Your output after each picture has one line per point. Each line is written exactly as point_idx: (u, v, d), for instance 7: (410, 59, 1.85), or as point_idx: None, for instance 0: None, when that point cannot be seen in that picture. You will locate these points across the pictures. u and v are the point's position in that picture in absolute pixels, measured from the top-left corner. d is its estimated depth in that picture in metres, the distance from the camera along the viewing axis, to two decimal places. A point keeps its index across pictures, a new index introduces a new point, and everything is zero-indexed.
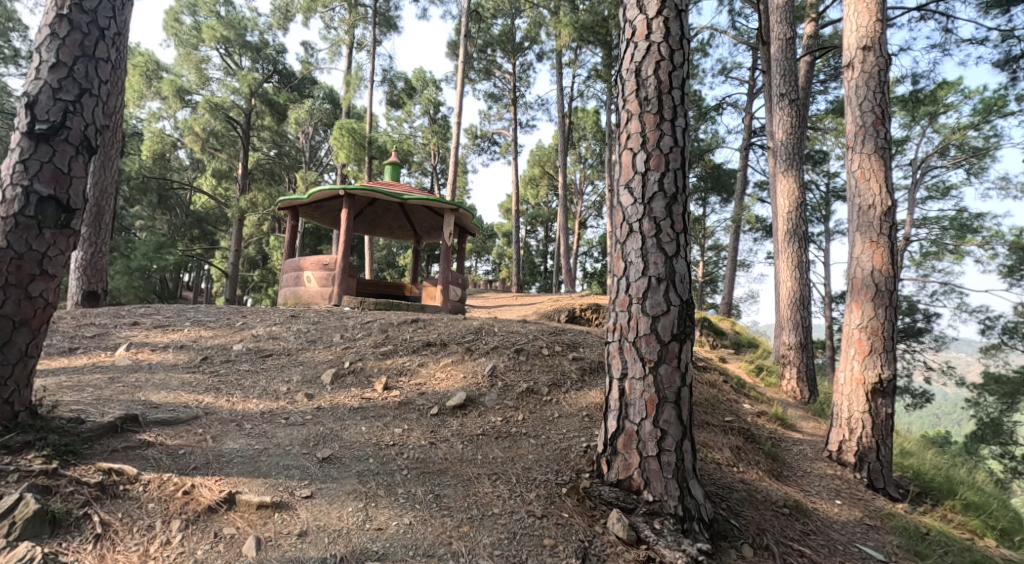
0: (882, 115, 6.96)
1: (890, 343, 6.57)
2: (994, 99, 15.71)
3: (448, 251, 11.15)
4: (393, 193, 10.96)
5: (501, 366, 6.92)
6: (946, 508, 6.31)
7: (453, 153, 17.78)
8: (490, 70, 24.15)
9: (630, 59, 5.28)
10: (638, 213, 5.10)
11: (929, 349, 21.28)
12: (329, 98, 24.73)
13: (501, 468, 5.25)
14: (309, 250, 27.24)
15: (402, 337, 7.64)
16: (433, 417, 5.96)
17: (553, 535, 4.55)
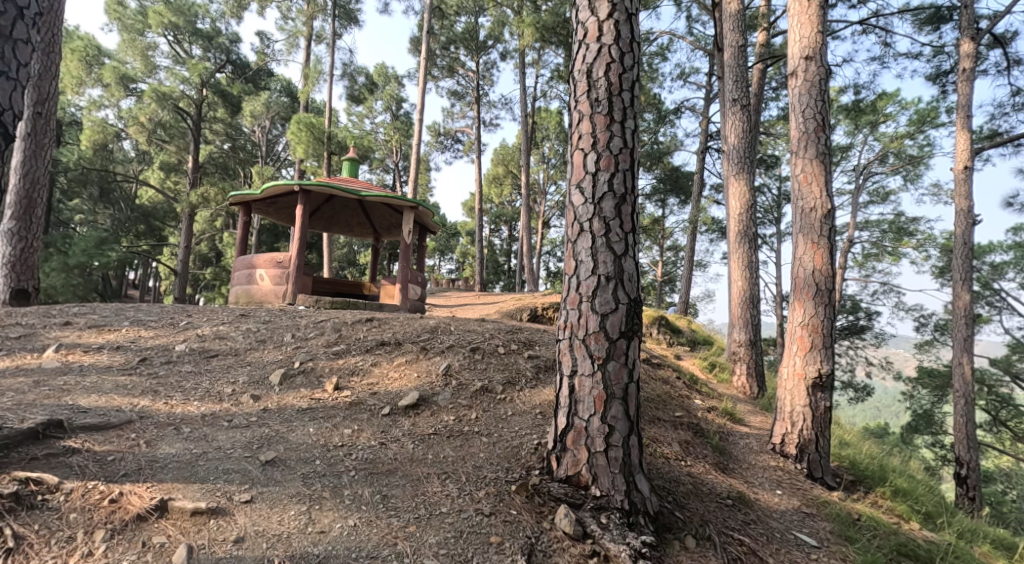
0: (823, 122, 7.17)
1: (829, 339, 6.79)
2: (928, 110, 16.34)
3: (407, 249, 11.02)
4: (350, 189, 10.75)
5: (456, 365, 6.89)
6: (878, 494, 6.55)
7: (415, 150, 17.52)
8: (453, 68, 23.97)
9: (581, 60, 5.30)
10: (588, 212, 5.13)
11: (870, 345, 22.37)
12: (286, 91, 24.16)
13: (452, 467, 5.22)
14: (265, 248, 26.65)
15: (355, 336, 7.53)
16: (384, 417, 5.90)
17: (500, 532, 4.55)
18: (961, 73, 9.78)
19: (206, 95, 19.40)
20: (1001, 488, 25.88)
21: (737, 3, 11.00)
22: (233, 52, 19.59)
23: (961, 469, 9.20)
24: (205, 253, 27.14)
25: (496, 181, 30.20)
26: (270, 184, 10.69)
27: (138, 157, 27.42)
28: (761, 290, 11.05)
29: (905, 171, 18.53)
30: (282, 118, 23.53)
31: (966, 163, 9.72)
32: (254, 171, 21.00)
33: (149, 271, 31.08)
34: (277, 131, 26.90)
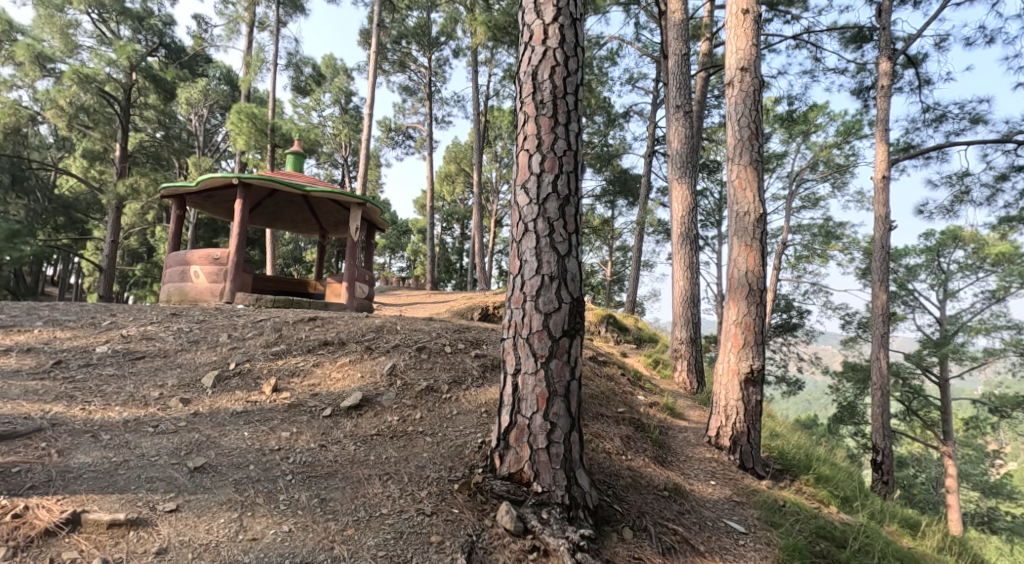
0: (757, 131, 7.53)
1: (761, 336, 7.14)
2: (853, 122, 17.20)
3: (354, 247, 10.96)
4: (294, 184, 10.59)
5: (401, 365, 6.92)
6: (802, 481, 6.95)
7: (365, 146, 17.17)
8: (404, 63, 23.74)
9: (527, 62, 5.45)
10: (533, 213, 5.28)
11: (801, 342, 23.71)
12: (226, 78, 23.65)
13: (394, 467, 5.30)
14: (202, 243, 25.92)
15: (296, 336, 7.48)
16: (325, 419, 5.93)
17: (440, 532, 4.69)
18: (880, 89, 10.37)
19: (137, 81, 18.41)
20: (917, 475, 27.50)
21: (680, 12, 11.36)
22: (167, 35, 19.00)
23: (877, 456, 9.77)
24: (136, 248, 26.12)
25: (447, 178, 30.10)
26: (206, 176, 10.41)
27: (57, 143, 26.15)
28: (701, 289, 11.48)
29: (834, 179, 19.43)
30: (221, 106, 23.08)
31: (884, 172, 10.30)
32: (190, 162, 20.32)
33: (74, 265, 29.66)
34: (216, 121, 26.11)
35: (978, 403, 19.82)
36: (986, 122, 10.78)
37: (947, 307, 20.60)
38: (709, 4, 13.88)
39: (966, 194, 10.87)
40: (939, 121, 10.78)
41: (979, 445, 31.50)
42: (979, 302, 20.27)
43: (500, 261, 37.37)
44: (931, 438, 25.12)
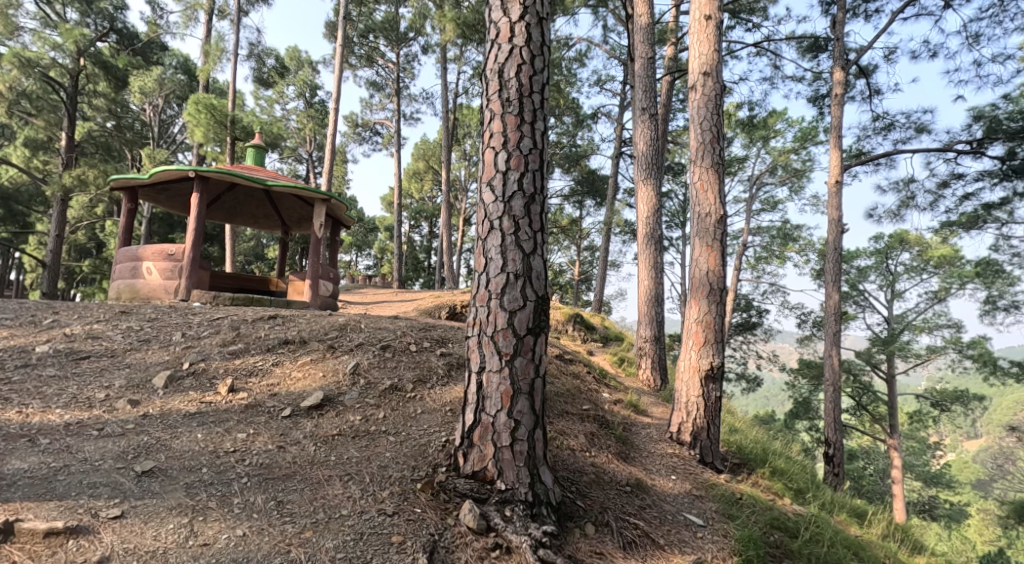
0: (718, 135, 7.80)
1: (721, 334, 7.40)
2: (810, 129, 17.74)
3: (318, 244, 10.88)
4: (255, 178, 10.43)
5: (364, 363, 6.92)
6: (758, 475, 7.23)
7: (331, 141, 17.00)
8: (372, 58, 23.56)
9: (493, 60, 5.58)
10: (499, 210, 5.42)
11: (760, 340, 24.30)
12: (183, 67, 23.13)
13: (356, 468, 5.34)
14: (157, 238, 25.31)
15: (255, 335, 7.43)
16: (284, 419, 5.92)
17: (402, 532, 4.76)
18: (833, 97, 10.78)
19: (85, 66, 17.75)
20: (869, 469, 28.51)
21: (647, 17, 11.60)
22: (117, 20, 18.37)
23: (829, 449, 10.16)
24: (84, 243, 25.31)
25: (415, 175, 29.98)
26: (161, 168, 10.20)
27: None
28: (665, 289, 11.76)
29: (791, 183, 19.99)
30: (177, 96, 22.59)
31: (837, 177, 10.72)
32: (145, 154, 19.85)
33: (16, 260, 28.55)
34: (172, 112, 25.51)
35: (922, 399, 20.71)
36: (930, 131, 11.30)
37: (895, 307, 21.40)
38: (675, 10, 14.20)
39: (912, 200, 11.37)
40: (887, 130, 11.25)
41: (925, 438, 32.83)
42: (923, 302, 21.16)
43: (468, 259, 37.40)
44: (880, 432, 26.10)
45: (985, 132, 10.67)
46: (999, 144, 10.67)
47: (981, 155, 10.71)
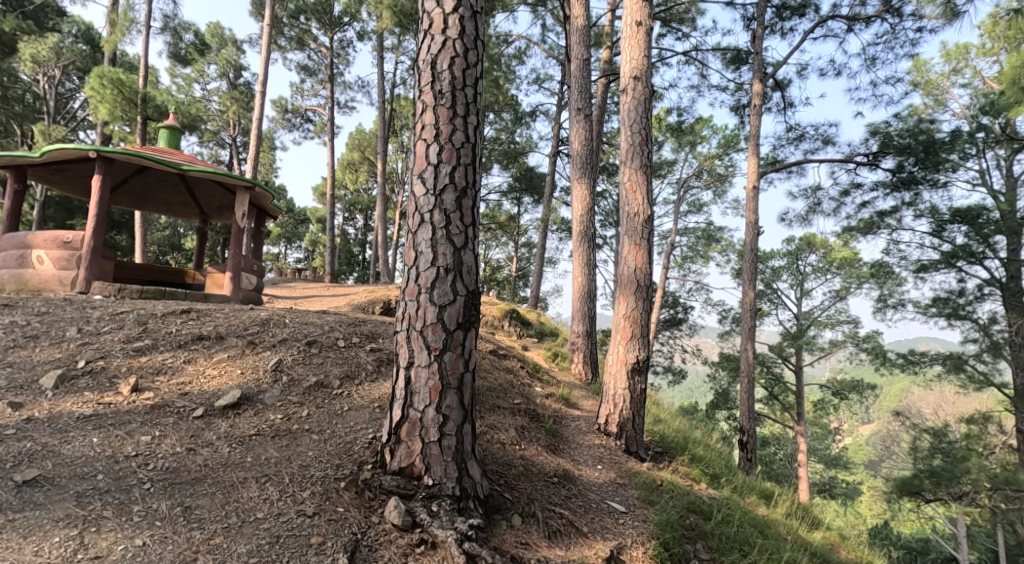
0: (647, 138, 8.10)
1: (646, 329, 7.70)
2: (732, 137, 18.53)
3: (239, 235, 10.24)
4: (167, 162, 9.60)
5: (287, 360, 6.81)
6: (678, 462, 7.62)
7: (256, 125, 16.28)
8: (303, 41, 22.90)
9: (426, 51, 5.65)
10: (429, 204, 5.50)
11: (685, 336, 25.11)
12: (85, 36, 21.46)
13: (274, 469, 5.27)
14: (54, 224, 23.61)
15: (165, 330, 7.14)
16: (196, 420, 5.77)
17: (323, 532, 4.78)
18: (752, 107, 11.32)
19: None
20: (781, 454, 30.23)
21: (583, 19, 11.86)
22: None
23: (743, 437, 10.72)
24: None
25: (347, 166, 29.39)
26: (56, 145, 9.35)
27: None
28: (598, 285, 12.05)
29: (716, 188, 20.82)
30: (77, 67, 21.05)
31: (754, 184, 11.29)
32: (39, 131, 18.50)
33: None
34: (71, 84, 23.33)
35: (826, 389, 22.08)
36: (835, 143, 12.06)
37: (803, 304, 22.65)
38: (610, 14, 14.57)
39: (819, 206, 12.04)
40: (799, 140, 11.95)
41: (828, 424, 35.26)
42: (827, 300, 22.53)
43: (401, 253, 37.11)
44: (789, 420, 27.68)
45: (879, 146, 11.46)
46: (891, 158, 11.41)
47: (877, 167, 11.46)
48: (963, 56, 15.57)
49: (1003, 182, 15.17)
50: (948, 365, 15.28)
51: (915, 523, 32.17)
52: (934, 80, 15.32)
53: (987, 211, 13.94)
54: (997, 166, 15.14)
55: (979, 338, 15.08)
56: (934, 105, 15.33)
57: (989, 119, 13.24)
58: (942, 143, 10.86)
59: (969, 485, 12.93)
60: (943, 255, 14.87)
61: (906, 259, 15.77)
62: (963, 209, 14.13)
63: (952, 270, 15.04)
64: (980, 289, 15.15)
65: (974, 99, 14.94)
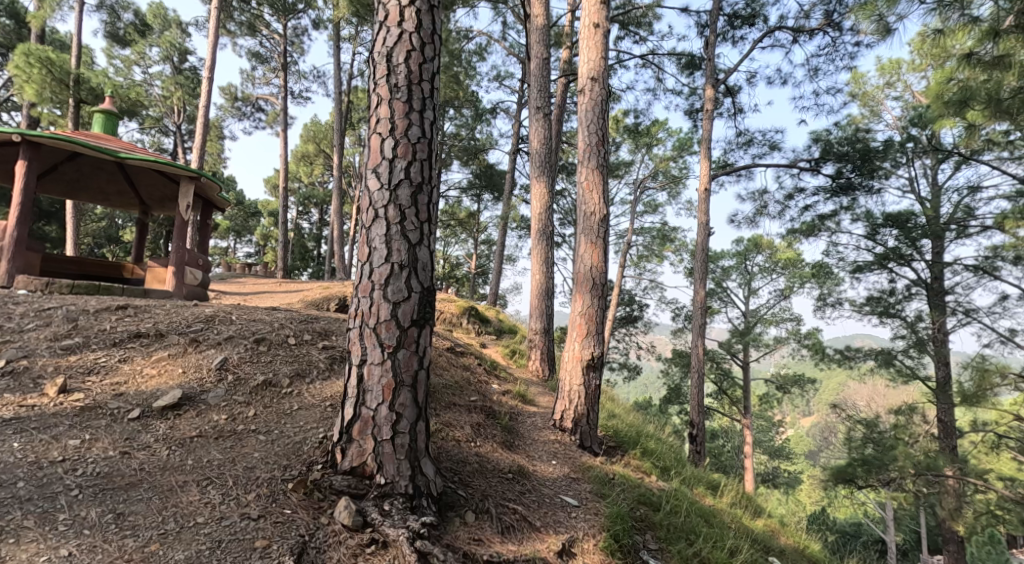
0: (603, 138, 8.20)
1: (601, 326, 7.79)
2: (686, 140, 18.90)
3: (183, 228, 9.83)
4: (104, 149, 9.12)
5: (234, 358, 6.67)
6: (631, 456, 7.76)
7: (203, 113, 15.74)
8: (254, 26, 22.28)
9: (382, 43, 5.60)
10: (383, 199, 5.46)
11: (640, 332, 25.44)
12: (9, 12, 19.60)
13: (217, 471, 5.16)
14: None
15: (99, 328, 6.90)
16: (133, 422, 5.60)
17: (268, 535, 4.69)
18: (705, 111, 11.57)
19: None
20: (730, 447, 31.03)
21: (543, 18, 11.87)
22: None
23: (693, 430, 10.97)
24: None
25: (301, 158, 28.80)
26: None
27: None
28: (555, 282, 12.13)
29: (670, 189, 21.20)
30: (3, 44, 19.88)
31: (705, 186, 11.55)
32: None
33: None
34: None
35: (771, 383, 22.76)
36: (780, 148, 12.43)
37: (751, 303, 23.29)
38: (570, 15, 14.68)
39: (765, 210, 12.37)
40: (748, 145, 12.29)
41: (773, 418, 36.42)
42: (773, 299, 23.24)
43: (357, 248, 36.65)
44: (737, 414, 28.41)
45: (821, 153, 11.89)
46: (831, 164, 11.88)
47: (818, 172, 11.88)
48: (896, 71, 16.26)
49: (929, 190, 15.95)
50: (879, 360, 15.94)
51: (850, 511, 33.60)
52: (870, 92, 15.94)
53: (915, 216, 14.62)
54: (924, 175, 15.87)
55: (907, 334, 15.75)
56: (869, 116, 15.94)
57: (917, 130, 13.90)
58: (877, 151, 11.20)
59: (896, 471, 13.41)
60: (876, 257, 15.48)
61: (843, 260, 16.37)
62: (893, 214, 14.76)
63: (884, 271, 15.69)
64: (908, 289, 15.82)
65: (906, 111, 15.64)
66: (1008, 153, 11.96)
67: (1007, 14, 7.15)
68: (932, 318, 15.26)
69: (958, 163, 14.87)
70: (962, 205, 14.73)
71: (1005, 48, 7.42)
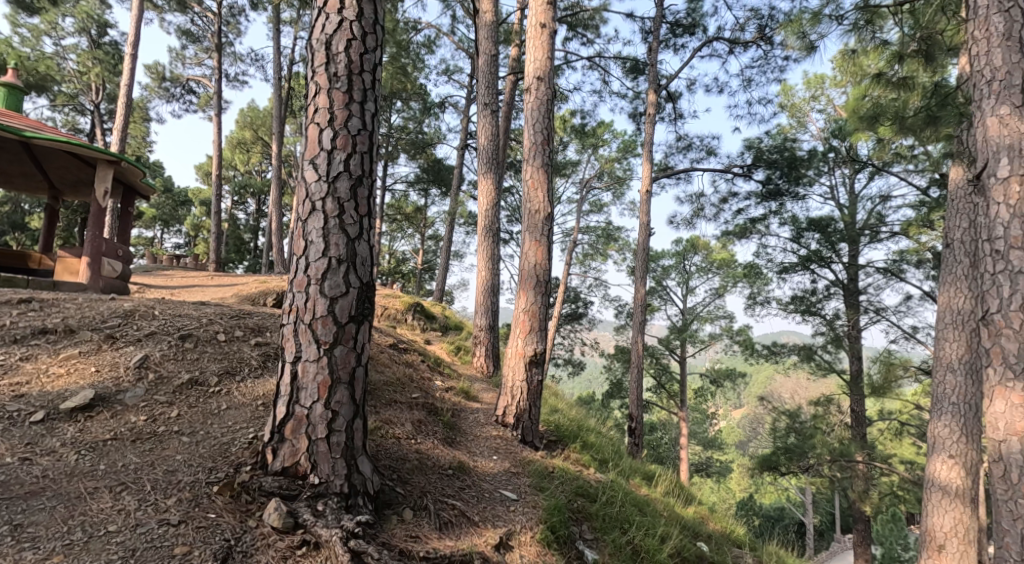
0: (548, 138, 8.19)
1: (544, 323, 7.80)
2: (630, 142, 19.16)
3: (100, 214, 9.29)
4: (10, 128, 8.50)
5: (155, 356, 6.36)
6: (570, 449, 7.82)
7: (125, 93, 14.95)
8: (185, 4, 21.30)
9: (321, 30, 5.42)
10: (321, 191, 5.29)
11: (585, 328, 25.64)
12: None
13: (133, 476, 4.90)
14: None
15: (2, 324, 6.47)
16: (37, 425, 5.27)
17: (188, 541, 4.47)
18: (648, 115, 11.73)
19: None
20: (668, 439, 31.84)
21: (492, 14, 11.71)
22: None
23: (631, 423, 11.14)
24: None
25: (238, 146, 27.78)
26: None
27: None
28: (501, 279, 12.09)
29: (615, 190, 21.48)
30: None
31: (647, 188, 11.72)
32: None
33: None
34: None
35: (706, 378, 23.43)
36: (717, 153, 12.75)
37: (688, 301, 23.89)
38: (519, 12, 14.64)
39: (701, 212, 12.63)
40: (686, 150, 12.55)
41: (707, 412, 37.64)
42: (709, 297, 23.94)
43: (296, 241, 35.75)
44: (674, 408, 29.15)
45: (752, 159, 12.22)
46: (761, 170, 12.24)
47: (749, 178, 12.23)
48: (820, 85, 16.93)
49: (847, 197, 16.73)
50: (800, 355, 16.58)
51: (776, 498, 35.17)
52: (797, 104, 16.57)
53: (834, 221, 15.31)
54: (842, 183, 16.64)
55: (826, 331, 16.39)
56: (796, 127, 16.50)
57: (837, 142, 14.50)
58: (803, 160, 11.63)
59: (815, 459, 14.02)
60: (800, 259, 16.07)
61: (771, 261, 16.97)
62: (816, 219, 15.38)
63: (806, 272, 16.28)
64: (828, 288, 16.52)
65: (828, 124, 16.34)
66: (914, 165, 12.60)
67: (911, 40, 7.88)
68: (847, 317, 15.86)
69: (871, 173, 15.69)
70: (874, 212, 15.57)
71: (909, 71, 8.19)
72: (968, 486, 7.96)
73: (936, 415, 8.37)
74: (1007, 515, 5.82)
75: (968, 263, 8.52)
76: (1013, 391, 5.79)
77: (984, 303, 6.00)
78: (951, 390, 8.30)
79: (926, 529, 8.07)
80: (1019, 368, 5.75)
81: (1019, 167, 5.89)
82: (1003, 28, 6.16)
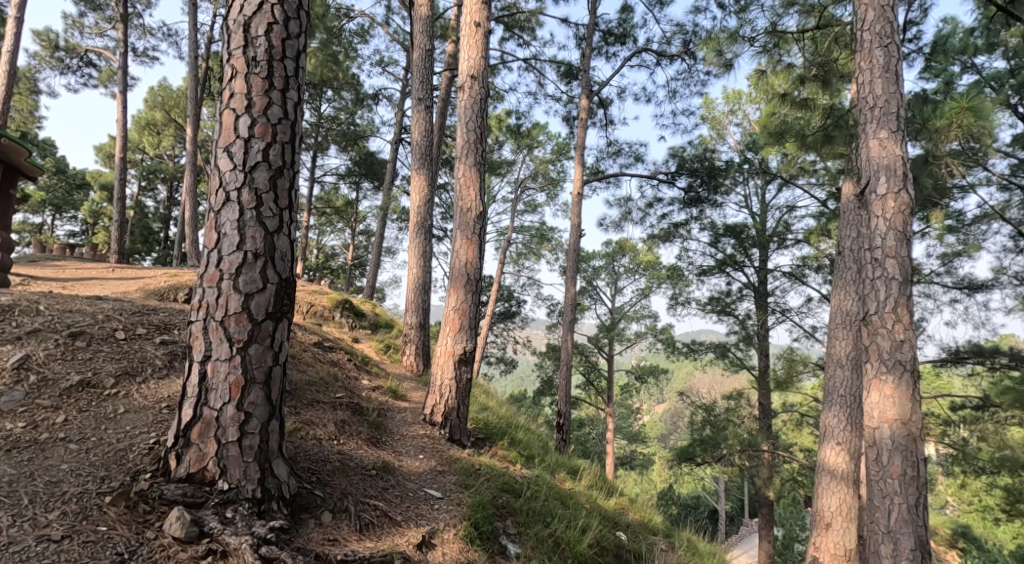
0: (481, 136, 8.06)
1: (473, 322, 7.67)
2: (565, 145, 19.27)
3: None
4: None
5: (40, 356, 5.86)
6: (498, 446, 7.74)
7: (8, 64, 13.83)
8: None
9: (239, 11, 5.11)
10: (237, 181, 4.99)
11: (517, 327, 25.66)
12: None
13: (8, 489, 4.49)
14: None
15: None
16: None
17: (72, 558, 4.12)
18: (580, 119, 11.79)
19: None
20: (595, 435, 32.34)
21: (427, 8, 11.46)
22: None
23: (559, 419, 11.18)
24: None
25: (147, 127, 26.21)
26: None
27: None
28: (432, 277, 11.87)
29: (548, 190, 21.59)
30: None
31: (580, 190, 11.80)
32: None
33: None
34: None
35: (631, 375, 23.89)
36: (644, 158, 12.97)
37: (616, 301, 24.31)
38: (457, 8, 14.43)
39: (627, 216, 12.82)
40: (615, 155, 12.72)
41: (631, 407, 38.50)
42: (636, 297, 24.45)
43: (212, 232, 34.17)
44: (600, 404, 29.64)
45: (676, 167, 12.47)
46: (683, 178, 12.46)
47: (672, 185, 12.47)
48: (738, 100, 17.47)
49: (758, 207, 17.39)
50: (715, 352, 17.10)
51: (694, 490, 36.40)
52: (717, 117, 17.11)
53: (747, 228, 15.91)
54: (754, 194, 17.32)
55: (738, 330, 17.03)
56: (715, 138, 17.05)
57: (751, 154, 15.02)
58: (721, 169, 11.99)
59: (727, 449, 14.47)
60: (717, 263, 16.58)
61: (691, 263, 17.44)
62: (731, 225, 15.96)
63: (722, 275, 16.81)
64: (741, 290, 17.16)
65: (744, 138, 16.97)
66: (815, 178, 13.17)
67: (811, 65, 8.31)
68: (757, 317, 16.55)
69: (779, 183, 16.29)
70: (781, 220, 16.29)
71: (810, 93, 8.51)
72: (851, 470, 8.44)
73: (827, 406, 8.78)
74: (878, 493, 6.16)
75: (855, 269, 8.92)
76: (886, 384, 6.12)
77: (865, 305, 6.36)
78: (839, 384, 8.77)
79: (816, 510, 8.45)
80: (890, 363, 6.10)
81: (894, 186, 6.27)
82: (883, 61, 6.53)
